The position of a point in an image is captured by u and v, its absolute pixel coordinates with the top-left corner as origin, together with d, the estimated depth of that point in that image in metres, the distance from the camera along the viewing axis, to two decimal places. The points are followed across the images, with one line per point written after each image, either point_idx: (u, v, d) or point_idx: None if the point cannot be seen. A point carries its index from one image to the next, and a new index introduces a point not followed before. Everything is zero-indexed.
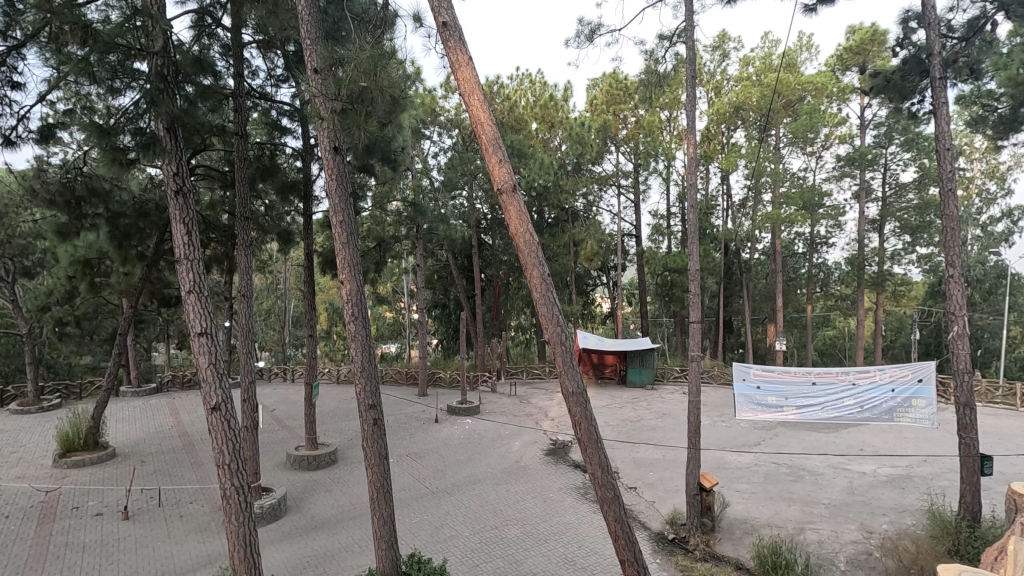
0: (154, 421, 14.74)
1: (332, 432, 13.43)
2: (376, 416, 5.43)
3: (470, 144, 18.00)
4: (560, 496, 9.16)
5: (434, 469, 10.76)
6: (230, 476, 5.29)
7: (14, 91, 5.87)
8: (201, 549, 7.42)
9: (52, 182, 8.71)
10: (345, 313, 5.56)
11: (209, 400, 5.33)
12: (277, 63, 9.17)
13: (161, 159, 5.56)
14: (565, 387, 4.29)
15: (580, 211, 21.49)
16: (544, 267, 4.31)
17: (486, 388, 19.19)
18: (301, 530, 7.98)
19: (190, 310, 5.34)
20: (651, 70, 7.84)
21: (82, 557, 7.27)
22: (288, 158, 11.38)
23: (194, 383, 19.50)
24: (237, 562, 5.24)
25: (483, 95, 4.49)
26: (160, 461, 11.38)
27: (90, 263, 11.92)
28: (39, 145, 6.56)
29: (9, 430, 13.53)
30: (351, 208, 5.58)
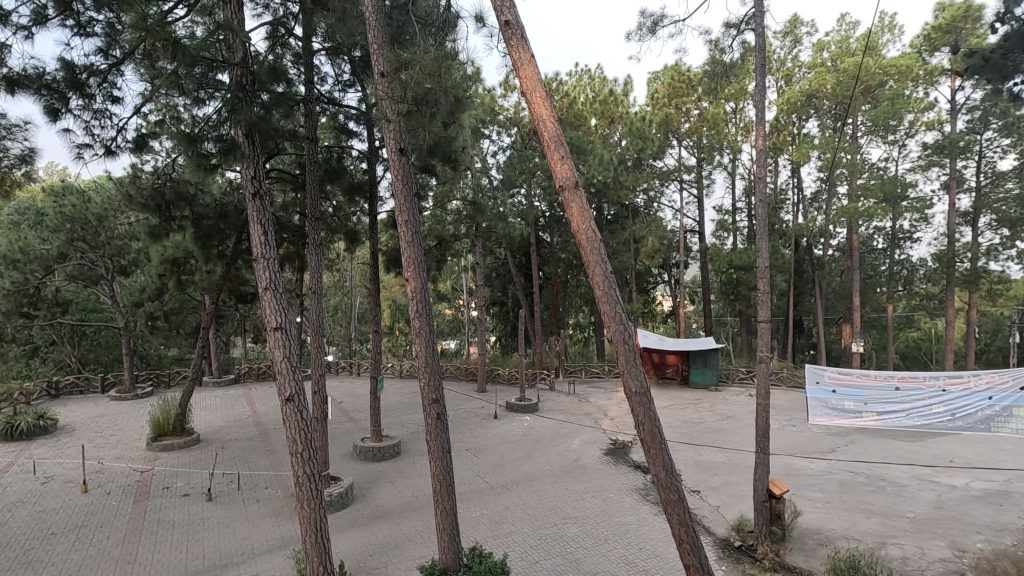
0: (232, 409, 15.74)
1: (395, 425, 13.86)
2: (440, 410, 5.52)
3: (529, 142, 18.03)
4: (620, 497, 9.03)
5: (492, 464, 10.90)
6: (303, 464, 5.58)
7: (114, 105, 6.41)
8: (276, 532, 7.85)
9: (146, 188, 9.49)
10: (410, 310, 5.70)
11: (283, 391, 5.63)
12: (344, 69, 9.57)
13: (241, 163, 5.96)
14: (628, 387, 4.22)
15: (641, 207, 21.07)
16: (607, 264, 4.25)
17: (544, 386, 19.19)
18: (366, 518, 8.27)
19: (266, 306, 5.69)
20: (716, 61, 7.55)
21: (172, 533, 7.88)
22: (354, 161, 11.81)
23: (268, 375, 20.68)
24: (309, 546, 5.52)
25: (545, 93, 4.48)
26: (238, 448, 12.12)
27: (177, 263, 12.85)
28: (135, 154, 7.14)
29: (109, 414, 14.84)
30: (416, 207, 5.71)
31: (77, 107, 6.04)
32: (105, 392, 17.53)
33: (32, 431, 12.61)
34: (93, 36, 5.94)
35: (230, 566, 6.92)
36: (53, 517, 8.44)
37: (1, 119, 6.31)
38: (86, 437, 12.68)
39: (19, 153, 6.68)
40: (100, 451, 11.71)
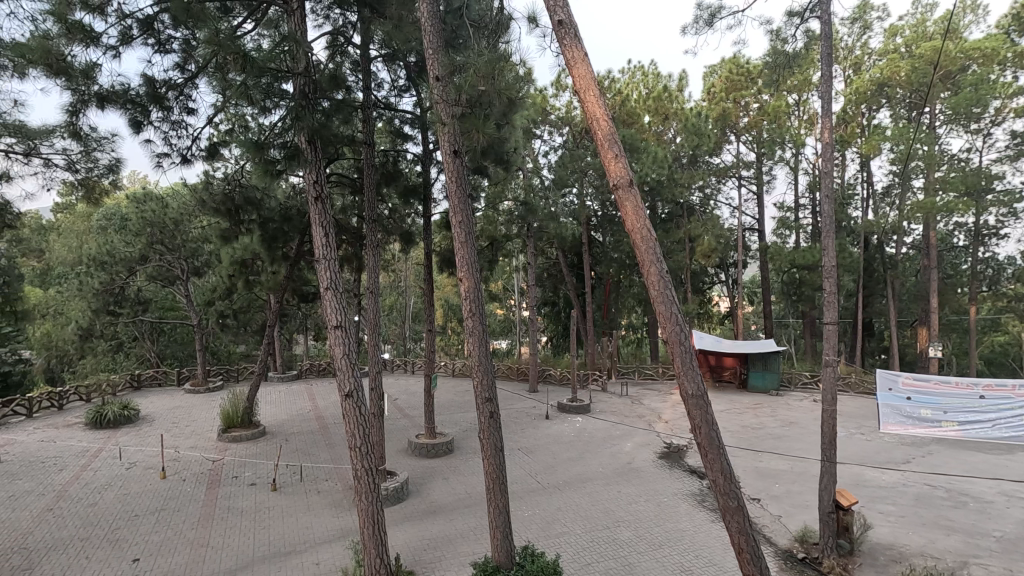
0: (295, 404, 16.45)
1: (448, 423, 14.08)
2: (492, 409, 5.56)
3: (581, 141, 17.90)
4: (675, 502, 8.82)
5: (544, 464, 10.90)
6: (361, 458, 5.77)
7: (189, 116, 6.84)
8: (335, 523, 8.16)
9: (218, 194, 10.08)
10: (463, 309, 5.77)
11: (343, 387, 5.84)
12: (400, 74, 9.83)
13: (303, 168, 6.26)
14: (685, 390, 4.11)
15: (696, 205, 20.51)
16: (662, 264, 4.17)
17: (596, 387, 19.00)
18: (420, 514, 8.45)
19: (327, 305, 5.92)
20: (778, 51, 7.25)
21: (241, 520, 8.33)
22: (409, 163, 12.08)
23: (328, 371, 21.51)
24: (366, 537, 5.70)
25: (599, 91, 4.44)
26: (300, 441, 12.67)
27: (245, 264, 13.56)
28: (208, 162, 7.60)
29: (184, 406, 15.84)
30: (469, 208, 5.78)
31: (157, 119, 6.50)
32: (181, 385, 18.74)
33: (117, 419, 13.65)
34: (171, 52, 6.37)
35: (293, 553, 7.23)
36: (136, 500, 9.10)
37: (93, 133, 6.87)
38: (165, 428, 13.59)
39: (107, 163, 7.26)
40: (177, 440, 12.53)
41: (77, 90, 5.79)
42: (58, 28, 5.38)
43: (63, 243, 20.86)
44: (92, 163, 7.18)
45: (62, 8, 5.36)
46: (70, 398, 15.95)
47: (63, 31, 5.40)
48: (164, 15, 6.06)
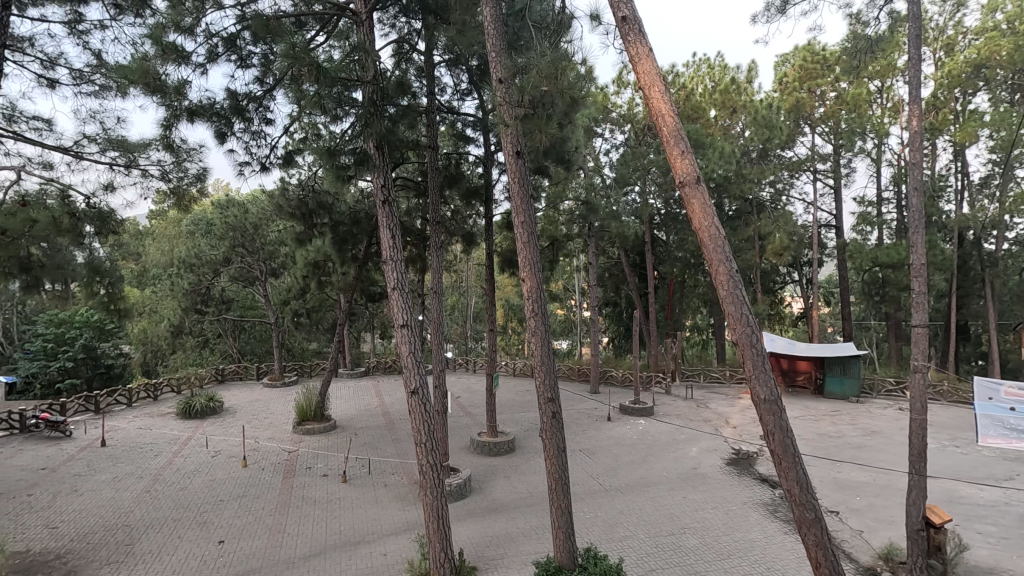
0: (363, 400, 17.11)
1: (510, 422, 14.21)
2: (555, 409, 5.54)
3: (643, 138, 17.56)
4: (745, 511, 8.48)
5: (606, 466, 10.76)
6: (426, 454, 5.93)
7: (267, 126, 7.25)
8: (401, 516, 8.40)
9: (293, 199, 10.68)
10: (526, 309, 5.78)
11: (409, 384, 6.02)
12: (462, 78, 10.02)
13: (372, 173, 6.52)
14: (756, 395, 3.94)
15: (767, 201, 19.60)
16: (732, 262, 4.02)
17: (660, 389, 18.54)
18: (483, 511, 8.57)
19: (394, 304, 6.12)
20: (858, 36, 6.83)
21: (314, 509, 8.76)
22: (472, 166, 12.27)
23: (394, 369, 22.20)
24: (431, 531, 5.84)
25: (664, 87, 4.33)
26: (368, 435, 13.17)
27: (317, 265, 14.26)
28: (284, 169, 8.04)
29: (263, 400, 16.84)
30: (532, 209, 5.79)
31: (239, 130, 6.93)
32: (260, 379, 19.96)
33: (204, 410, 14.72)
34: (251, 66, 6.78)
35: (362, 543, 7.53)
36: (221, 486, 9.78)
37: (183, 145, 7.43)
38: (245, 419, 14.51)
39: (195, 172, 7.83)
40: (257, 431, 13.36)
41: (170, 106, 6.28)
42: (155, 50, 5.85)
43: (158, 247, 22.76)
44: (183, 173, 7.77)
45: (158, 31, 5.81)
46: (164, 389, 17.38)
47: (159, 53, 5.87)
48: (245, 32, 6.45)
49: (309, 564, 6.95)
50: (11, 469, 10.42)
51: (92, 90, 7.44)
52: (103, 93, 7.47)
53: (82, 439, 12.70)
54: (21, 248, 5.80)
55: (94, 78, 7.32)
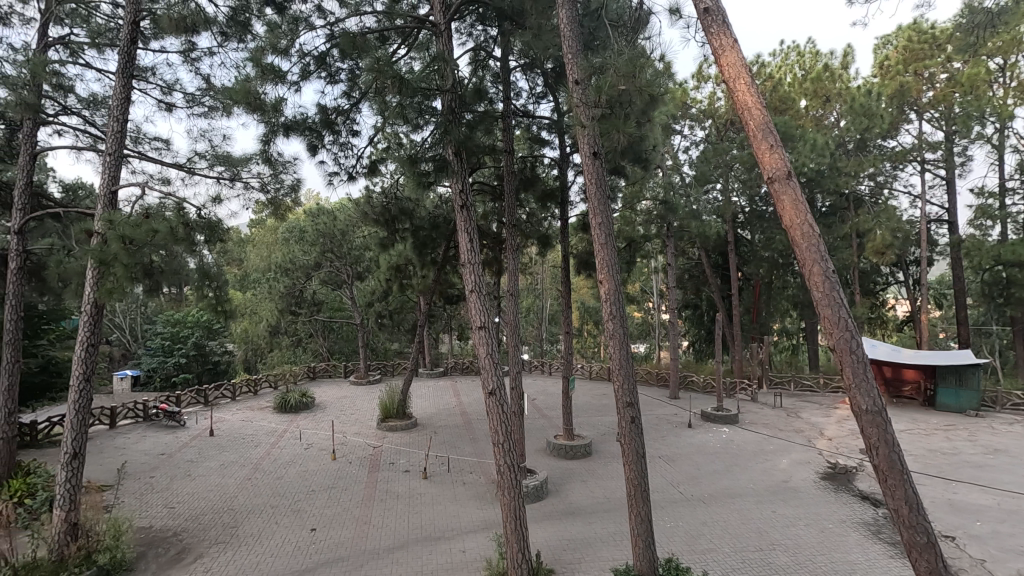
0: (442, 399, 17.61)
1: (586, 425, 14.07)
2: (634, 414, 5.38)
3: (726, 134, 16.83)
4: (843, 529, 7.87)
5: (687, 475, 10.38)
6: (504, 454, 6.00)
7: (354, 137, 7.61)
8: (479, 514, 8.56)
9: (377, 206, 11.20)
10: (604, 312, 5.67)
11: (487, 385, 6.12)
12: (537, 81, 10.08)
13: (451, 179, 6.68)
14: (857, 405, 3.65)
15: (865, 196, 18.15)
16: (828, 262, 3.75)
17: (746, 397, 17.62)
18: (559, 513, 8.55)
19: (472, 306, 6.24)
20: (974, 10, 6.21)
21: (397, 503, 9.11)
22: (547, 168, 12.29)
23: (471, 369, 22.66)
24: (509, 531, 5.89)
25: (751, 80, 4.14)
26: (447, 434, 13.54)
27: (399, 269, 14.86)
28: (368, 178, 8.41)
29: (350, 397, 17.78)
30: (609, 210, 5.68)
31: (328, 142, 7.34)
32: (346, 376, 21.10)
33: (298, 405, 15.77)
34: (340, 82, 7.15)
35: (442, 539, 7.74)
36: (313, 478, 10.41)
37: (279, 158, 7.98)
38: (334, 415, 15.36)
39: (291, 183, 8.41)
40: (344, 427, 14.10)
41: (268, 122, 6.76)
42: (256, 72, 6.34)
43: (258, 253, 24.65)
44: (279, 184, 8.37)
45: (258, 54, 6.29)
46: (262, 385, 18.80)
47: (259, 74, 6.36)
48: (334, 50, 6.84)
49: (392, 555, 7.23)
50: (136, 453, 11.67)
51: (202, 111, 8.19)
52: (211, 113, 8.20)
53: (194, 428, 13.98)
54: (145, 255, 6.47)
55: (204, 100, 8.07)
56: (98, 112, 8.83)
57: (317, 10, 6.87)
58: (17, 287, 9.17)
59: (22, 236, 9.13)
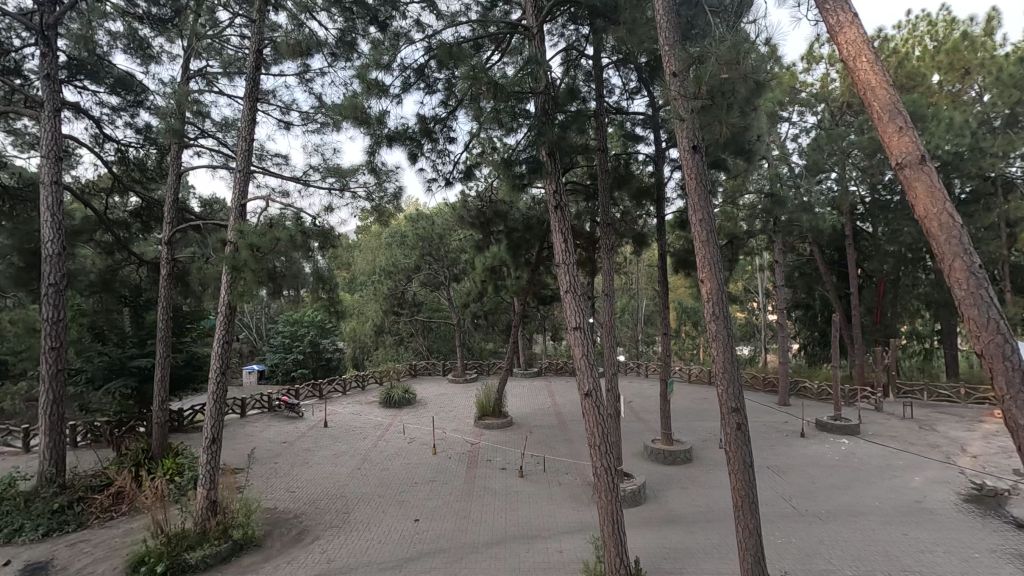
0: (537, 399, 17.76)
1: (686, 430, 13.52)
2: (740, 420, 5.03)
3: (841, 118, 15.46)
4: (993, 561, 6.90)
5: (800, 488, 9.64)
6: (601, 456, 5.91)
7: (451, 144, 7.81)
8: (575, 515, 8.52)
9: (472, 209, 11.54)
10: (706, 313, 5.37)
11: (583, 386, 6.08)
12: (631, 77, 9.86)
13: (544, 180, 6.70)
14: (1014, 421, 3.18)
15: (1017, 179, 15.81)
16: (973, 256, 3.31)
17: (868, 405, 16.02)
18: (658, 520, 8.29)
19: (567, 307, 6.21)
20: None
21: (494, 499, 9.30)
22: (641, 165, 11.97)
23: (565, 370, 22.63)
24: (606, 535, 5.78)
25: (875, 57, 3.75)
26: (542, 433, 13.63)
27: (494, 270, 15.19)
28: (464, 182, 8.66)
29: (448, 394, 18.48)
30: (711, 205, 5.37)
31: (427, 150, 7.62)
32: (445, 374, 21.96)
33: (401, 401, 16.64)
34: (437, 92, 7.40)
35: (538, 538, 7.79)
36: (415, 470, 10.92)
37: (383, 167, 8.45)
38: (434, 411, 16.03)
39: (393, 191, 8.89)
40: (444, 423, 14.67)
41: (374, 134, 7.18)
42: (362, 88, 6.76)
43: (364, 258, 26.33)
44: (383, 192, 8.89)
45: (364, 71, 6.71)
46: (369, 381, 20.06)
47: (365, 90, 6.76)
48: (432, 61, 7.11)
49: (490, 550, 7.39)
50: (263, 441, 12.92)
51: (316, 127, 8.89)
52: (323, 129, 8.88)
53: (310, 419, 15.22)
54: (269, 261, 7.16)
55: (317, 117, 8.76)
56: (228, 134, 9.89)
57: (417, 25, 7.20)
58: (168, 292, 10.52)
59: (170, 247, 10.46)
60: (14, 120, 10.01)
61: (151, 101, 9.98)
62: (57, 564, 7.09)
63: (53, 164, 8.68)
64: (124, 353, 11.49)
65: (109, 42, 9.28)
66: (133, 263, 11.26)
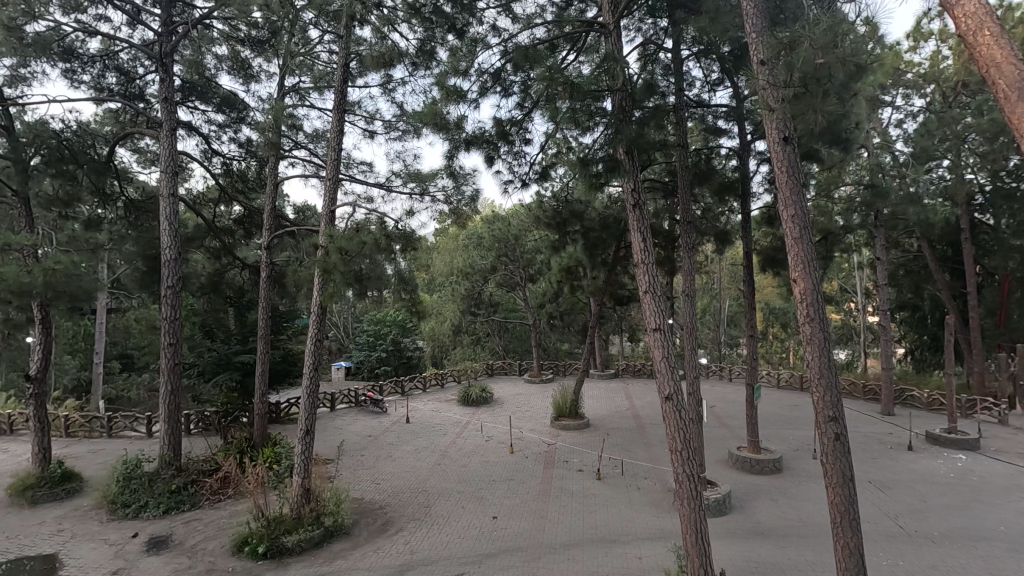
0: (614, 401, 17.50)
1: (775, 438, 12.79)
2: (838, 430, 4.67)
3: (955, 99, 13.99)
4: None
5: (907, 506, 8.83)
6: (683, 462, 5.71)
7: (526, 146, 7.77)
8: (655, 522, 8.30)
9: (549, 210, 11.56)
10: (799, 315, 5.02)
11: (663, 389, 5.91)
12: (713, 68, 9.46)
13: (623, 179, 6.55)
14: None
15: None
16: None
17: (989, 418, 14.40)
18: (745, 532, 7.91)
19: (647, 308, 6.06)
20: None
21: (571, 501, 9.27)
22: (723, 160, 11.47)
23: (643, 372, 22.09)
24: (689, 544, 5.58)
25: (1000, 29, 3.35)
26: (620, 436, 13.41)
27: (570, 271, 15.12)
28: (540, 183, 8.66)
29: (525, 394, 18.64)
30: (805, 199, 5.02)
31: (504, 152, 7.66)
32: (521, 374, 22.17)
33: (479, 399, 16.98)
34: (513, 94, 7.42)
35: (616, 542, 7.66)
36: (493, 468, 11.10)
37: (461, 171, 8.66)
38: (511, 410, 16.21)
39: (471, 194, 9.06)
40: (521, 422, 14.80)
41: (453, 138, 7.38)
42: (441, 95, 6.94)
43: (442, 259, 27.11)
44: (461, 196, 9.09)
45: (443, 78, 6.90)
46: (448, 379, 20.62)
47: (443, 96, 6.94)
48: (508, 64, 7.17)
49: (568, 552, 7.36)
50: (351, 434, 13.64)
51: (397, 135, 9.27)
52: (405, 136, 9.24)
53: (394, 415, 15.89)
54: (356, 263, 7.58)
55: (398, 125, 9.13)
56: (318, 145, 10.53)
57: (493, 29, 7.30)
58: (267, 293, 11.37)
59: (269, 252, 11.28)
60: (138, 140, 11.20)
61: (251, 117, 10.82)
62: (176, 539, 7.87)
63: (171, 178, 9.64)
64: (230, 349, 12.55)
65: (215, 65, 10.18)
66: (238, 267, 12.27)
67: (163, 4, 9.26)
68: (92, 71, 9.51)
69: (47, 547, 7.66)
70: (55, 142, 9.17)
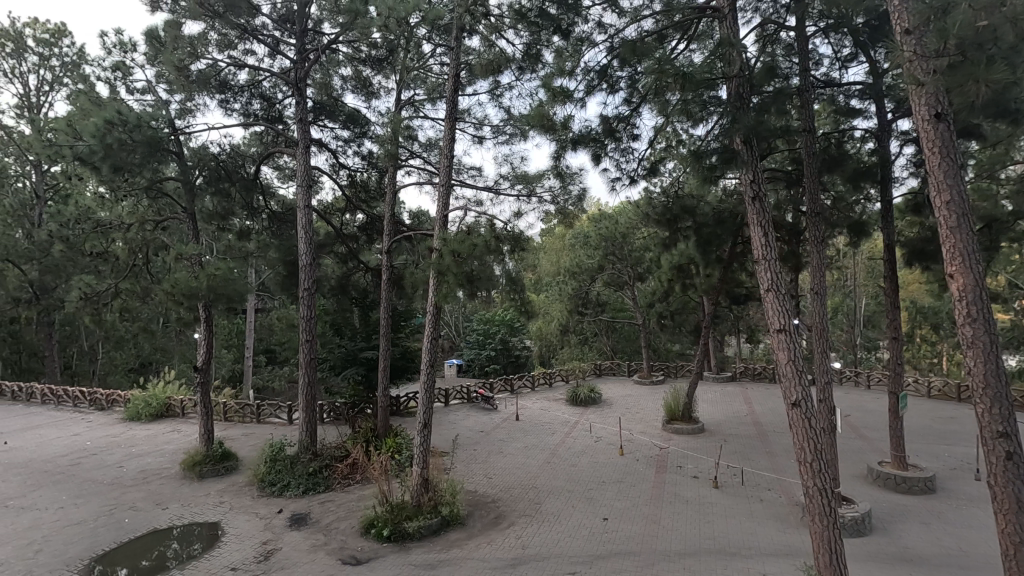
0: (731, 405, 16.55)
1: (926, 454, 11.33)
2: (1011, 448, 4.05)
3: None
4: None
5: None
6: (813, 475, 5.26)
7: (634, 141, 7.58)
8: (781, 537, 7.73)
9: (658, 206, 11.19)
10: (957, 314, 4.39)
11: (789, 395, 5.49)
12: (845, 42, 8.58)
13: (740, 170, 6.14)
14: None
15: None
16: None
17: None
18: (890, 556, 7.09)
19: (769, 307, 5.65)
20: None
21: (686, 508, 8.91)
22: (857, 143, 10.38)
23: (764, 376, 20.64)
24: (822, 564, 5.13)
25: None
26: (739, 443, 12.64)
27: (681, 269, 14.52)
28: (649, 179, 8.41)
29: (634, 395, 18.23)
30: (963, 182, 4.39)
31: (611, 149, 7.56)
32: (630, 375, 21.71)
33: (587, 400, 16.89)
34: (620, 90, 7.27)
35: (737, 555, 7.24)
36: (603, 469, 10.98)
37: (568, 170, 8.68)
38: (620, 412, 15.93)
39: (577, 193, 9.04)
40: (631, 424, 14.49)
41: (560, 139, 7.42)
42: (548, 96, 7.00)
43: (549, 259, 27.30)
44: (568, 195, 9.10)
45: (550, 79, 6.97)
46: (556, 378, 20.73)
47: (550, 97, 6.99)
48: (615, 60, 7.05)
49: (683, 561, 7.09)
50: (464, 429, 14.20)
51: (505, 138, 9.50)
52: (512, 139, 9.44)
53: (504, 412, 16.30)
54: (468, 264, 7.89)
55: (506, 129, 9.36)
56: (431, 153, 11.11)
57: (599, 26, 7.22)
58: (388, 294, 12.18)
59: (388, 256, 12.07)
60: (278, 158, 12.55)
61: (372, 131, 11.71)
62: (314, 517, 8.73)
63: (305, 191, 10.68)
64: (355, 346, 13.61)
65: (342, 85, 11.12)
66: (362, 270, 13.28)
67: (297, 34, 10.26)
68: (241, 99, 10.83)
69: (212, 515, 8.85)
70: (213, 164, 10.56)
